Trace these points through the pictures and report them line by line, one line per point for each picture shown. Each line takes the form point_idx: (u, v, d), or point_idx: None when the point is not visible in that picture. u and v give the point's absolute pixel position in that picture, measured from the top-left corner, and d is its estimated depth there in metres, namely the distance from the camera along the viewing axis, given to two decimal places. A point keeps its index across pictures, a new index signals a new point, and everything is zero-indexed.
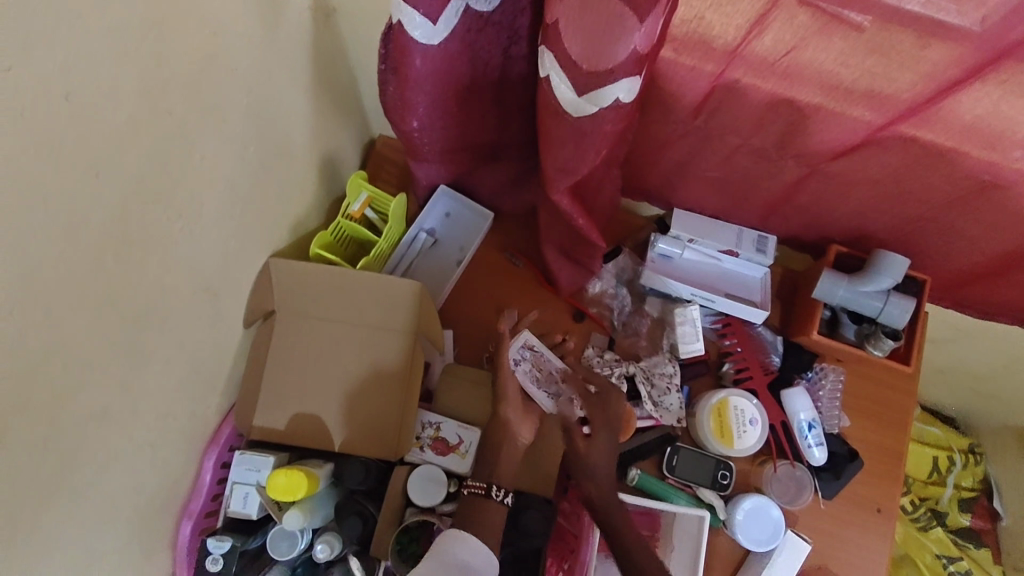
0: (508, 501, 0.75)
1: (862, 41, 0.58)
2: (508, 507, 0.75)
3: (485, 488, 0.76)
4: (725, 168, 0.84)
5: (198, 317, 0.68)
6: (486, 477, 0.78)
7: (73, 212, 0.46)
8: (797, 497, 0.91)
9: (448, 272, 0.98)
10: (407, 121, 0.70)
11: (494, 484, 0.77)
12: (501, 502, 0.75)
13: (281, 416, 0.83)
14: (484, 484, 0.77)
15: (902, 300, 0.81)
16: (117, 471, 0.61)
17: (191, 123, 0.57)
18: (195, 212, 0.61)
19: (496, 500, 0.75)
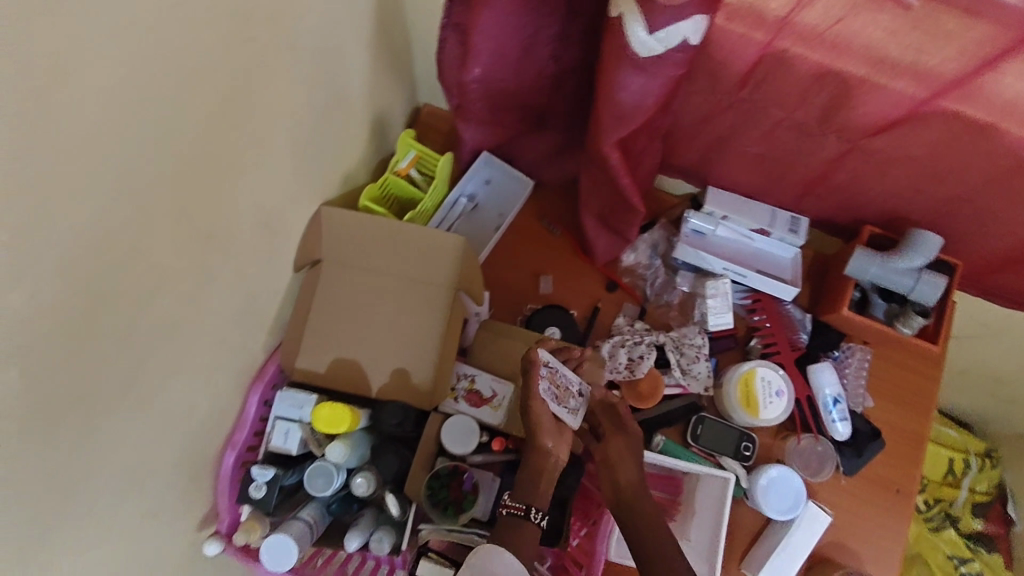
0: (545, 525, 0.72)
1: (912, 14, 0.59)
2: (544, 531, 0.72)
3: (524, 509, 0.72)
4: (766, 144, 0.85)
5: (255, 252, 0.71)
6: (524, 498, 0.74)
7: (164, 125, 0.49)
8: (819, 470, 0.93)
9: (486, 237, 1.01)
10: (467, 70, 0.75)
11: (534, 505, 0.73)
12: (539, 525, 0.72)
13: (322, 359, 0.86)
14: (524, 505, 0.73)
15: (933, 278, 0.84)
16: (174, 390, 0.64)
17: (265, 58, 0.59)
18: (260, 147, 0.64)
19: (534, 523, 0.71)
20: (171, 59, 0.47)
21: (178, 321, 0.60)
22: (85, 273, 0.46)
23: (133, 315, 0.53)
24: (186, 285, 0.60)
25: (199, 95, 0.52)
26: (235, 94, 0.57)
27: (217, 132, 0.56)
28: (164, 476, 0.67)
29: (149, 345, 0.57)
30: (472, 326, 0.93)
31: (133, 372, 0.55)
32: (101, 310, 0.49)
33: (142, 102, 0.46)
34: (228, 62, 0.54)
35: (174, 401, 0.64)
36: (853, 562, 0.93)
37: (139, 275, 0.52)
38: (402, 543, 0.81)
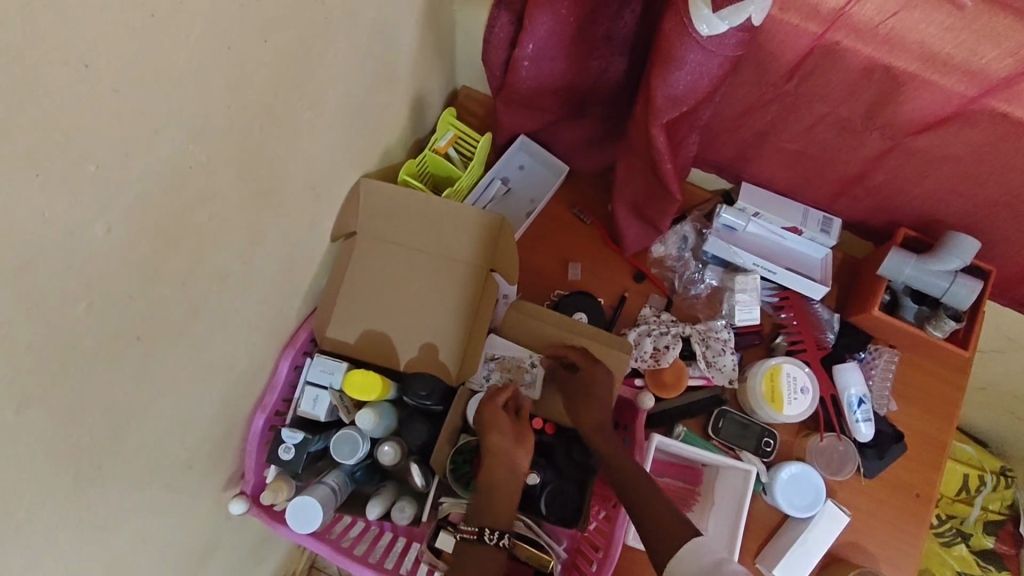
0: (504, 542, 0.72)
1: (965, 12, 0.59)
2: (505, 548, 0.72)
3: (477, 533, 0.72)
4: (806, 140, 0.85)
5: (300, 215, 0.72)
6: (476, 520, 0.74)
7: (236, 74, 0.50)
8: (839, 469, 0.93)
9: (517, 221, 1.01)
10: (520, 45, 0.71)
11: (487, 527, 0.73)
12: (497, 545, 0.72)
13: (351, 331, 0.87)
14: (476, 528, 0.73)
15: (969, 281, 0.83)
16: (220, 343, 0.65)
17: (329, 21, 0.60)
18: (316, 110, 0.65)
19: (490, 544, 0.72)
20: (247, 10, 0.48)
21: (228, 272, 0.61)
22: (152, 213, 0.47)
23: (190, 262, 0.54)
24: (239, 239, 0.61)
25: (270, 46, 0.53)
26: (301, 53, 0.58)
27: (278, 92, 0.57)
28: (200, 428, 0.68)
29: (202, 294, 0.58)
30: (503, 304, 0.95)
31: (185, 318, 0.57)
32: (164, 253, 0.50)
33: (220, 49, 0.47)
34: (296, 22, 0.55)
35: (215, 355, 0.65)
36: (868, 563, 0.93)
37: (200, 221, 0.53)
38: (422, 515, 0.82)
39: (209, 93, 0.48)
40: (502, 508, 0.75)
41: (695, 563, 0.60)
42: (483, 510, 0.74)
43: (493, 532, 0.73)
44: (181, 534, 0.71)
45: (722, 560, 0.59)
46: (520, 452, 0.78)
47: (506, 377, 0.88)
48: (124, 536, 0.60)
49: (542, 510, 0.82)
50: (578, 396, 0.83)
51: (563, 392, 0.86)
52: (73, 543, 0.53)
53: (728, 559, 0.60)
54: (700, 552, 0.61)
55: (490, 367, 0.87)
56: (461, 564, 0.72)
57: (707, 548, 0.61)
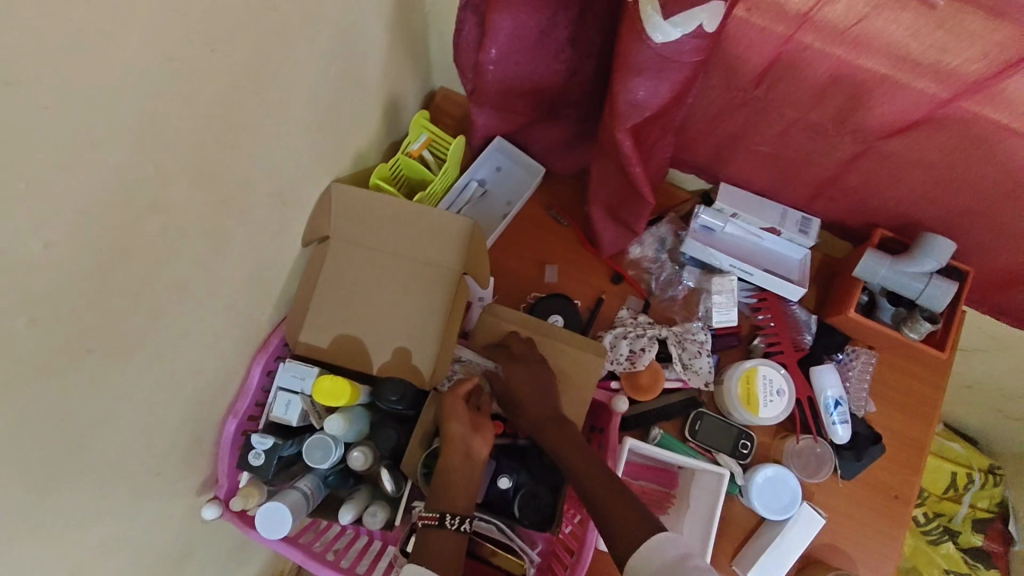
0: (465, 527, 0.73)
1: (935, 12, 0.58)
2: (465, 533, 0.73)
3: (438, 518, 0.73)
4: (778, 144, 0.84)
5: (268, 222, 0.72)
6: (438, 504, 0.74)
7: (186, 85, 0.50)
8: (816, 472, 0.92)
9: (493, 224, 1.01)
10: (484, 50, 0.71)
11: (448, 512, 0.73)
12: (458, 530, 0.73)
13: (325, 335, 0.86)
14: (438, 513, 0.73)
15: (943, 282, 0.83)
16: (185, 350, 0.65)
17: (288, 27, 0.60)
18: (279, 116, 0.65)
19: (451, 529, 0.72)
20: (192, 20, 0.48)
21: (191, 279, 0.61)
22: (99, 226, 0.47)
23: (143, 273, 0.54)
24: (201, 246, 0.61)
25: (222, 53, 0.53)
26: (257, 62, 0.57)
27: (234, 105, 0.57)
28: (167, 436, 0.68)
29: (163, 302, 0.58)
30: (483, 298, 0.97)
31: (143, 328, 0.57)
32: (116, 264, 0.51)
33: (163, 60, 0.47)
34: (249, 28, 0.55)
35: (179, 362, 0.65)
36: (844, 565, 0.93)
37: (154, 231, 0.53)
38: (394, 519, 0.81)
39: (152, 104, 0.48)
40: (457, 493, 0.75)
41: (662, 555, 0.63)
42: (443, 493, 0.75)
43: (454, 517, 0.73)
44: (152, 540, 0.72)
45: (687, 553, 0.63)
46: (477, 439, 0.79)
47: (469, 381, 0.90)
48: (89, 544, 0.60)
49: (516, 514, 0.83)
50: (542, 398, 0.83)
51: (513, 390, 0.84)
52: (34, 554, 0.53)
53: (689, 551, 0.64)
54: (666, 546, 0.64)
55: (454, 369, 0.90)
56: (422, 551, 0.71)
57: (670, 542, 0.65)
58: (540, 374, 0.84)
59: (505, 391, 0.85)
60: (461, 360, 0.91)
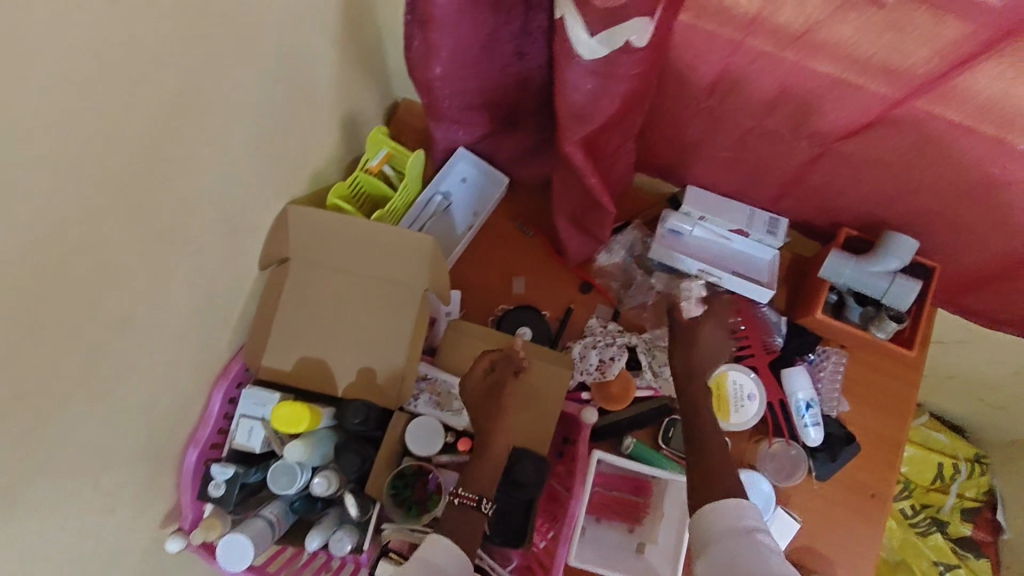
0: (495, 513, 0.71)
1: (892, 11, 0.57)
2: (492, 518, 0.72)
3: (475, 501, 0.71)
4: (738, 148, 0.84)
5: (217, 248, 0.70)
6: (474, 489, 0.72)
7: (108, 121, 0.48)
8: (790, 475, 0.91)
9: (459, 237, 0.99)
10: (430, 67, 0.70)
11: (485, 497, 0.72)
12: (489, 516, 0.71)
13: (288, 358, 0.85)
14: (475, 495, 0.71)
15: (908, 281, 0.82)
16: (132, 385, 0.63)
17: (222, 52, 0.58)
18: (221, 142, 0.63)
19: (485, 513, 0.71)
20: (106, 54, 0.46)
21: (132, 314, 0.59)
22: (19, 270, 0.45)
23: (75, 313, 0.52)
24: (141, 280, 0.59)
25: (148, 84, 0.51)
26: (189, 90, 0.56)
27: (166, 135, 0.55)
28: (120, 472, 0.67)
29: (101, 340, 0.57)
30: (455, 300, 0.98)
31: (78, 369, 0.55)
32: (41, 309, 0.49)
33: (76, 97, 0.45)
34: (178, 56, 0.53)
35: (126, 398, 0.63)
36: (823, 567, 0.92)
37: (82, 270, 0.52)
38: (364, 543, 0.80)
39: (65, 144, 0.45)
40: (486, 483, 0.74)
41: (731, 521, 0.61)
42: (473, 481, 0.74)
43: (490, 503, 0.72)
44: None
45: (758, 529, 0.60)
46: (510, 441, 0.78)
47: (435, 400, 0.88)
48: None
49: (487, 530, 0.80)
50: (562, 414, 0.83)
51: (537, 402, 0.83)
52: None
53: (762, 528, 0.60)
54: (740, 514, 0.61)
55: (420, 387, 0.89)
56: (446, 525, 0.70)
57: (748, 512, 0.62)
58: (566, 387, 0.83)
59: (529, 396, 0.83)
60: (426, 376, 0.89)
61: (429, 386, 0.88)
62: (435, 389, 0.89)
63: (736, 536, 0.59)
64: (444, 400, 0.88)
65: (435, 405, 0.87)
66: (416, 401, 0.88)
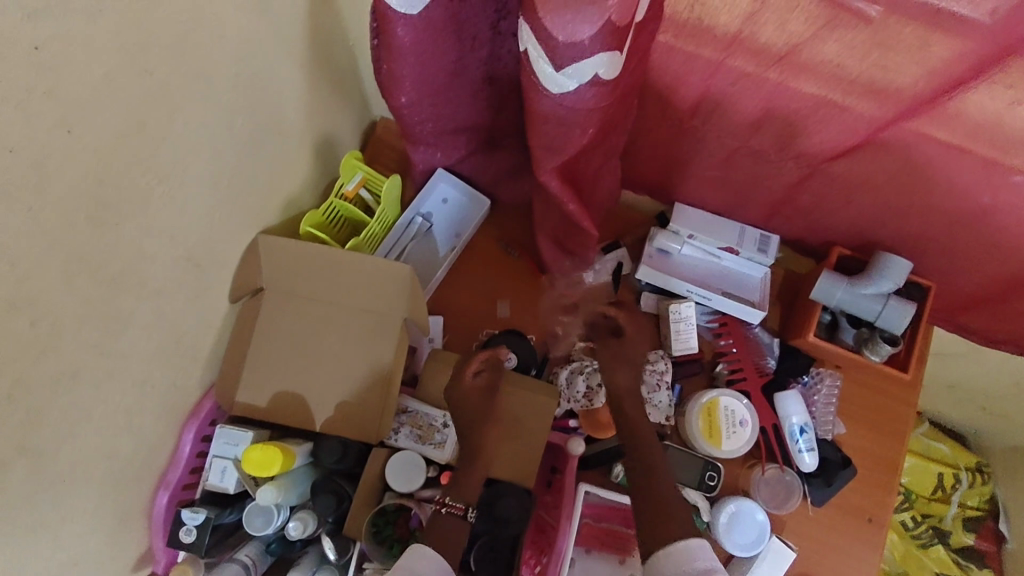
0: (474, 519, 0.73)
1: (881, 32, 0.53)
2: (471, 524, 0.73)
3: (462, 510, 0.73)
4: (725, 168, 0.81)
5: (179, 288, 0.67)
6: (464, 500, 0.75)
7: (42, 172, 0.45)
8: (782, 503, 0.89)
9: (442, 260, 0.96)
10: (393, 97, 0.66)
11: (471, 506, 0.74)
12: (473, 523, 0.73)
13: (263, 394, 0.82)
14: (462, 506, 0.74)
15: (900, 303, 0.79)
16: (88, 436, 0.60)
17: (173, 88, 0.55)
18: (177, 180, 0.60)
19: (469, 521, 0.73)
20: (29, 104, 0.42)
21: (84, 366, 0.56)
22: None
23: (16, 373, 0.49)
24: (92, 330, 0.56)
25: (82, 130, 0.47)
26: (134, 129, 0.52)
27: (113, 179, 0.52)
28: (82, 526, 0.64)
29: (50, 394, 0.54)
30: (437, 327, 0.96)
31: (22, 433, 0.52)
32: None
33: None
34: (121, 96, 0.49)
35: (82, 451, 0.60)
36: None
37: (22, 328, 0.48)
38: None
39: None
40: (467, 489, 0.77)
41: (685, 565, 0.60)
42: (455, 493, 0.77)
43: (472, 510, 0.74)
44: None
45: (712, 571, 0.59)
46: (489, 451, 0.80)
47: (416, 433, 0.84)
48: None
49: (471, 567, 0.76)
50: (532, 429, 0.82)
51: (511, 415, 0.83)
52: None
53: (717, 569, 0.60)
54: (693, 556, 0.60)
55: (400, 422, 0.85)
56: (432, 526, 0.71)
57: (700, 553, 0.61)
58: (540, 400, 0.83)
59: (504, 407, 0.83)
60: (407, 409, 0.85)
61: (410, 419, 0.84)
62: (416, 422, 0.84)
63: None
64: (425, 433, 0.84)
65: (416, 438, 0.83)
66: (395, 435, 0.83)
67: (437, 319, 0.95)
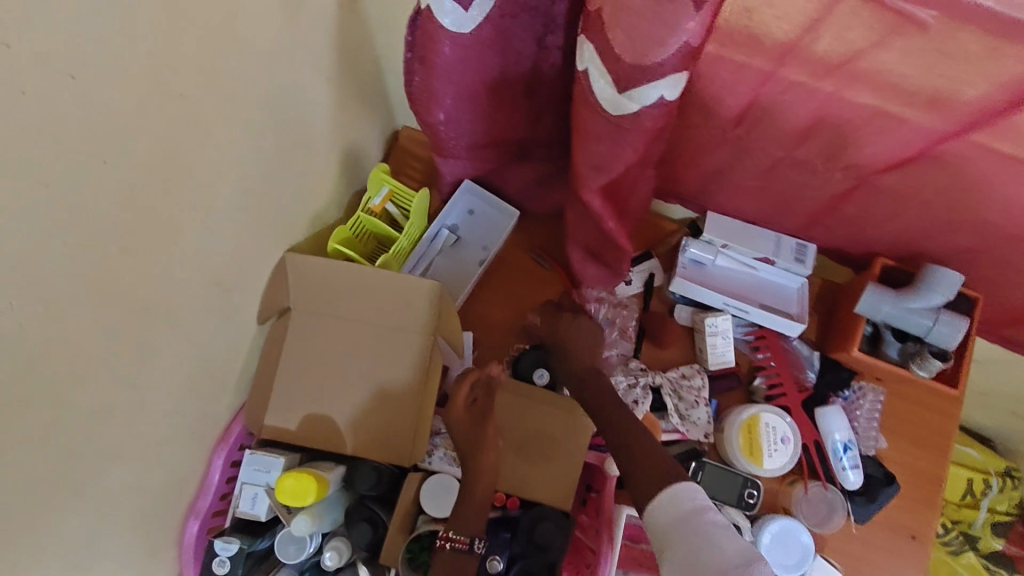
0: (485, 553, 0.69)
1: (951, 42, 0.50)
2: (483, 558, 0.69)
3: (467, 543, 0.69)
4: (767, 178, 0.78)
5: (208, 313, 0.65)
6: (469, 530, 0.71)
7: (73, 207, 0.42)
8: (826, 521, 0.86)
9: (468, 272, 0.93)
10: (431, 113, 0.64)
11: (477, 537, 0.70)
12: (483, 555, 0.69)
13: (293, 416, 0.80)
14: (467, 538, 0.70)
15: (953, 319, 0.76)
16: (120, 471, 0.58)
17: (204, 112, 0.52)
18: (207, 204, 0.57)
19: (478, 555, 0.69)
20: (62, 138, 0.40)
21: (115, 401, 0.54)
22: None
23: (46, 415, 0.46)
24: (123, 364, 0.54)
25: (116, 162, 0.44)
26: (167, 156, 0.49)
27: (145, 209, 0.49)
28: (114, 561, 0.62)
29: (83, 433, 0.51)
30: (467, 342, 0.93)
31: (52, 478, 0.49)
32: (4, 423, 0.43)
33: (28, 188, 0.38)
34: (154, 123, 0.47)
35: (114, 487, 0.58)
36: None
37: (54, 369, 0.46)
38: None
39: (16, 243, 0.39)
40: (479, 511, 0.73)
41: (676, 509, 0.54)
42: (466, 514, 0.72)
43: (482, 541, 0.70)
44: None
45: (704, 507, 0.54)
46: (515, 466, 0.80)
47: (452, 455, 0.82)
48: None
49: None
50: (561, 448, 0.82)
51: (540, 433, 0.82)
52: None
53: (710, 506, 0.54)
54: (681, 498, 0.55)
55: (434, 444, 0.83)
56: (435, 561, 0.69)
57: (688, 494, 0.56)
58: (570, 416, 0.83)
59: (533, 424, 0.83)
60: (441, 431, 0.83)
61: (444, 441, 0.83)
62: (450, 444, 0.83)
63: (685, 521, 0.53)
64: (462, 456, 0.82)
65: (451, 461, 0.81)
66: (429, 459, 0.81)
67: (468, 334, 0.93)
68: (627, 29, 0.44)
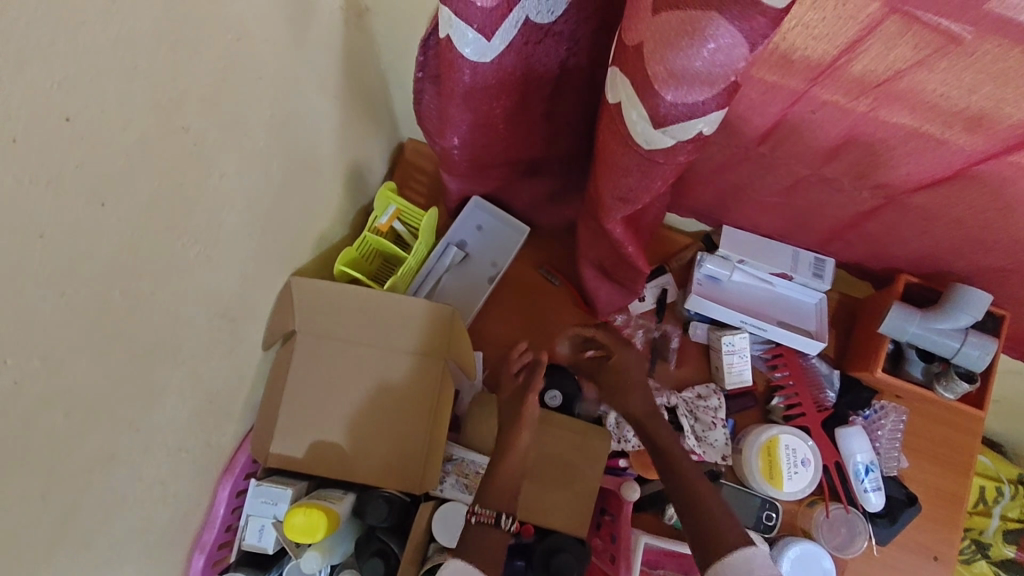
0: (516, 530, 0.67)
1: (998, 64, 0.47)
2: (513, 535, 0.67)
3: (494, 517, 0.67)
4: (788, 195, 0.76)
5: (214, 346, 0.62)
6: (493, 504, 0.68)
7: (72, 251, 0.40)
8: (849, 545, 0.84)
9: (479, 291, 0.91)
10: (446, 137, 0.62)
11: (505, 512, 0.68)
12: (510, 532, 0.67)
13: (300, 444, 0.77)
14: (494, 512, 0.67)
15: (981, 340, 0.74)
16: (126, 515, 0.56)
17: (212, 144, 0.49)
18: (212, 238, 0.55)
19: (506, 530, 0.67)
20: (61, 185, 0.37)
21: (119, 446, 0.51)
22: None
23: (47, 470, 0.44)
24: (125, 407, 0.51)
25: (118, 205, 0.42)
26: (170, 191, 0.47)
27: (150, 248, 0.47)
28: None
29: (85, 482, 0.49)
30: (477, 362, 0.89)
31: (52, 533, 0.46)
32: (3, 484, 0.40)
33: (25, 240, 0.36)
34: (156, 160, 0.44)
35: (120, 532, 0.56)
36: None
37: (52, 423, 0.43)
38: None
39: (4, 298, 0.36)
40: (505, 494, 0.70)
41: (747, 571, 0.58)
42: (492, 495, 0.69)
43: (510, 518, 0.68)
44: None
45: None
46: (530, 493, 0.79)
47: (463, 483, 0.78)
48: None
49: None
50: (577, 474, 0.79)
51: (557, 458, 0.80)
52: None
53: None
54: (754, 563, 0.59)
55: (446, 470, 0.80)
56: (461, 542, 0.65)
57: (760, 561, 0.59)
58: (588, 439, 0.81)
59: (549, 449, 0.81)
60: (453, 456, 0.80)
61: (455, 467, 0.79)
62: (462, 471, 0.79)
63: None
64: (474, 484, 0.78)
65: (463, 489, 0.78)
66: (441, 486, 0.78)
67: (478, 354, 0.90)
68: (672, 68, 0.41)
